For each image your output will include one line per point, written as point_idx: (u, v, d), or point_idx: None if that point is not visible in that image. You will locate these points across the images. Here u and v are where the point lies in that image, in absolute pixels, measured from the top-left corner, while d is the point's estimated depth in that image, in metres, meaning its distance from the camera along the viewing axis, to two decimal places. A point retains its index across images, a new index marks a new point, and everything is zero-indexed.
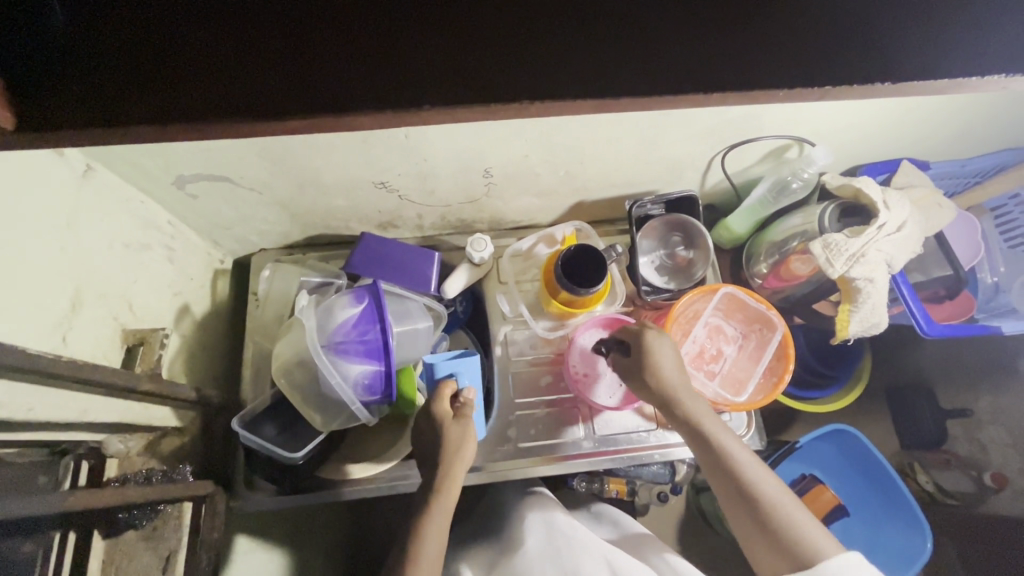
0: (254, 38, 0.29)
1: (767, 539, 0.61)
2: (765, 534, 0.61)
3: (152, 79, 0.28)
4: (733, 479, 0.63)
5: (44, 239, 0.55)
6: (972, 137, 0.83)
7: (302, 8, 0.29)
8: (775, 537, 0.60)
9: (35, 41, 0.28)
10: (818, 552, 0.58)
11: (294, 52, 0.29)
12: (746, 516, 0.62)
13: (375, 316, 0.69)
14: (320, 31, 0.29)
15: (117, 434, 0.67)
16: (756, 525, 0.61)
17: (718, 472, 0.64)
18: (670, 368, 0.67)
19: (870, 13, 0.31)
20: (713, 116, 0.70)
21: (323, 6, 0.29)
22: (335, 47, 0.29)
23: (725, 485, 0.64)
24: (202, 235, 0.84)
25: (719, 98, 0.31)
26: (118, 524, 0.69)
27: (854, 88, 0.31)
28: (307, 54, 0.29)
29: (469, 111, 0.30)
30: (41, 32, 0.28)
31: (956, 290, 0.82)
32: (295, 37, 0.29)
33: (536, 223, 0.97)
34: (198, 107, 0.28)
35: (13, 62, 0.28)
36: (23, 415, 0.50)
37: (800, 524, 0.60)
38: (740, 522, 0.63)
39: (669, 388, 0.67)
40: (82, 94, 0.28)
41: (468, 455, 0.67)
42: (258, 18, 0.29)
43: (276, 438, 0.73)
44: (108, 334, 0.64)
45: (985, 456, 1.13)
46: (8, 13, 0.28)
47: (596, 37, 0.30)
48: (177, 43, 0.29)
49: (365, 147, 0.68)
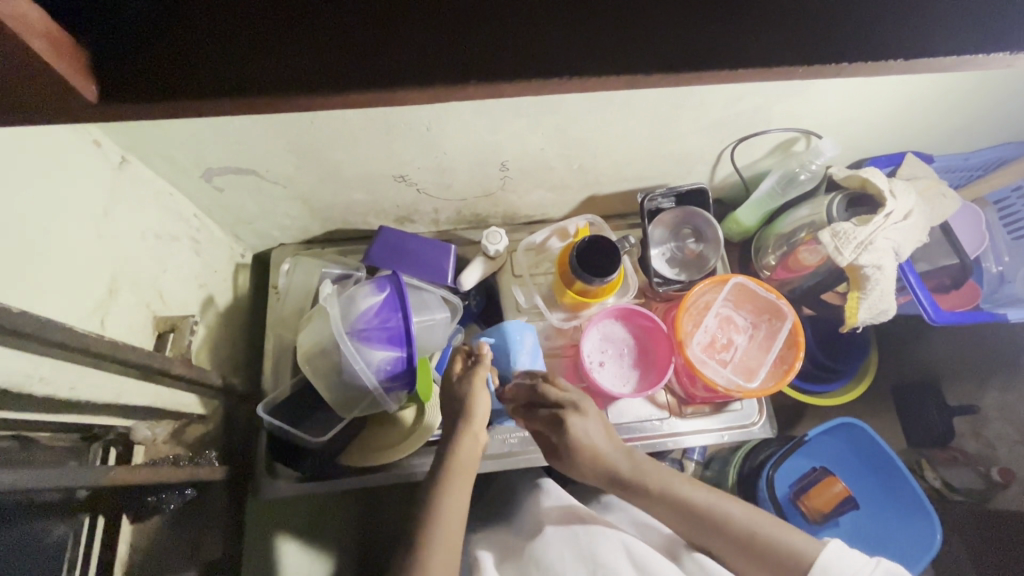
0: (314, 16, 0.31)
1: (753, 560, 0.66)
2: (749, 556, 0.66)
3: (220, 56, 0.30)
4: (703, 522, 0.66)
5: (84, 227, 0.57)
6: (974, 130, 0.85)
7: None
8: (760, 556, 0.65)
9: (114, 17, 0.30)
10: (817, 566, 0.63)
11: (347, 27, 0.31)
12: (725, 547, 0.67)
13: (398, 304, 0.71)
14: (374, 9, 0.31)
15: (145, 421, 0.70)
16: (737, 552, 0.66)
17: (685, 520, 0.67)
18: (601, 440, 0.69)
19: None
20: (723, 109, 0.72)
21: None
22: (384, 21, 0.31)
23: (695, 527, 0.67)
24: (226, 230, 0.86)
25: (743, 75, 0.33)
26: (147, 509, 0.70)
27: (869, 64, 0.33)
28: (363, 31, 0.31)
29: (512, 86, 0.31)
30: (117, 10, 0.30)
31: (962, 278, 0.86)
32: (350, 14, 0.31)
33: (548, 218, 0.99)
34: (266, 82, 0.30)
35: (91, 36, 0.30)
36: (66, 392, 0.52)
37: (777, 538, 0.65)
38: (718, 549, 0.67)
39: (616, 468, 0.68)
40: (159, 70, 0.30)
41: (477, 419, 0.68)
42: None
43: (299, 423, 0.76)
44: (140, 320, 0.66)
45: (993, 452, 1.13)
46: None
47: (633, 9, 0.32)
48: (243, 22, 0.30)
49: (388, 141, 0.70)
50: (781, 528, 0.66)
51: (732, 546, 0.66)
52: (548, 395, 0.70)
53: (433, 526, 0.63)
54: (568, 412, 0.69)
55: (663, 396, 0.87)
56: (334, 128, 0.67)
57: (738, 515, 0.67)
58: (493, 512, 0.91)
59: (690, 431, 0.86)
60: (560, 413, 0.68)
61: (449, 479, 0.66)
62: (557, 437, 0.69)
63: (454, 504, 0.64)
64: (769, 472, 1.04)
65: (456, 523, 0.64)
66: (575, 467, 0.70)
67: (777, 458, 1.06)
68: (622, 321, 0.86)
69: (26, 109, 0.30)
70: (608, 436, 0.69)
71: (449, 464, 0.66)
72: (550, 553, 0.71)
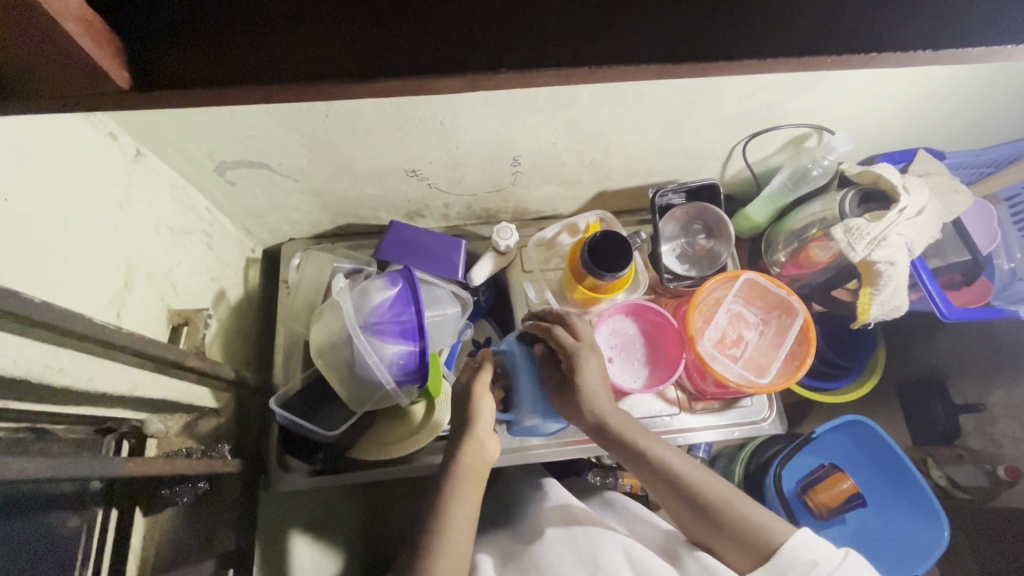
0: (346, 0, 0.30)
1: (727, 536, 0.65)
2: (724, 532, 0.65)
3: (251, 45, 0.30)
4: (681, 494, 0.66)
5: (100, 219, 0.57)
6: (986, 125, 0.85)
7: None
8: (735, 534, 0.64)
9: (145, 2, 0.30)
10: (789, 548, 0.62)
11: (374, 15, 0.30)
12: (695, 520, 0.66)
13: (410, 298, 0.71)
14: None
15: (157, 414, 0.70)
16: (710, 529, 0.65)
17: (665, 488, 0.67)
18: (601, 386, 0.68)
19: None
20: (737, 104, 0.72)
21: None
22: (411, 7, 0.30)
23: (672, 495, 0.67)
24: (237, 224, 0.86)
25: (771, 64, 0.33)
26: (159, 502, 0.71)
27: (895, 54, 0.33)
28: (392, 17, 0.30)
29: (541, 75, 0.31)
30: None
31: (975, 274, 0.84)
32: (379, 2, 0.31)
33: (558, 213, 0.99)
34: (296, 70, 0.30)
35: (121, 22, 0.30)
36: (84, 384, 0.53)
37: (758, 518, 0.64)
38: (691, 522, 0.67)
39: (608, 420, 0.67)
40: (189, 57, 0.30)
41: (482, 422, 0.69)
42: None
43: (310, 417, 0.76)
44: (154, 313, 0.66)
45: (998, 450, 1.12)
46: None
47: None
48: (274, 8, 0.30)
49: (401, 134, 0.70)
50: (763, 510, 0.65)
51: (705, 521, 0.65)
52: (575, 331, 0.71)
53: (443, 530, 0.64)
54: (585, 349, 0.69)
55: (674, 391, 0.87)
56: (349, 121, 0.67)
57: (713, 490, 0.66)
58: (499, 508, 0.91)
59: (701, 428, 0.86)
60: (581, 347, 0.69)
61: (461, 479, 0.67)
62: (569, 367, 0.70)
63: (466, 510, 0.66)
64: (776, 469, 1.04)
65: (465, 529, 0.65)
66: (571, 408, 0.70)
67: (782, 455, 1.05)
68: (632, 317, 0.86)
69: (57, 95, 0.30)
70: (609, 390, 0.69)
71: (460, 468, 0.67)
72: (551, 558, 0.71)
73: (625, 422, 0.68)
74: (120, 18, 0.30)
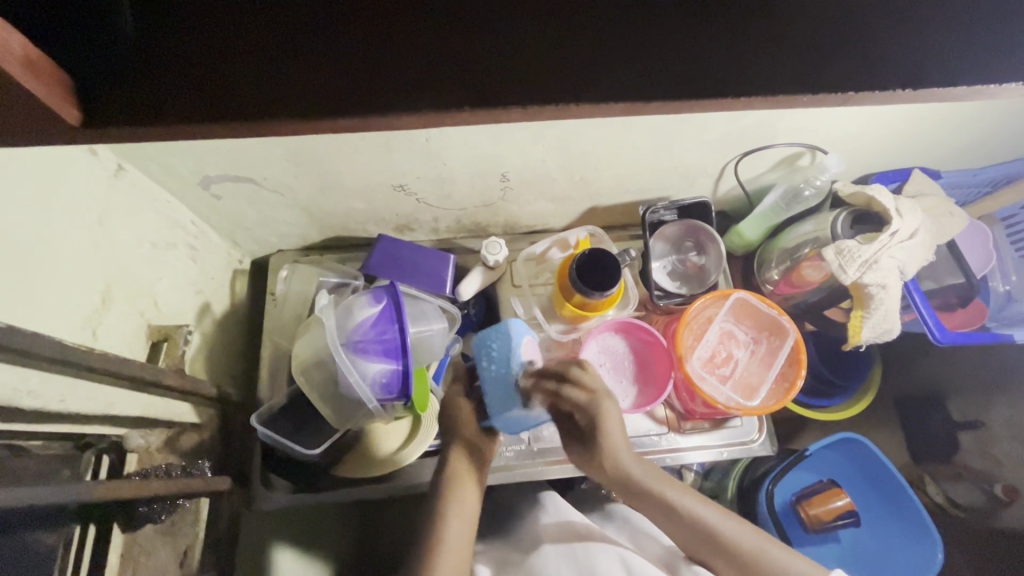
0: (311, 46, 0.32)
1: None
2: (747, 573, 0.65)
3: (197, 87, 0.32)
4: (706, 541, 0.66)
5: (78, 234, 0.57)
6: (983, 147, 0.84)
7: (365, 28, 0.32)
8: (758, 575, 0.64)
9: (107, 46, 0.32)
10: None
11: (342, 65, 0.32)
12: (717, 560, 0.66)
13: (393, 317, 0.70)
14: (373, 45, 0.32)
15: (139, 430, 0.68)
16: (735, 571, 0.65)
17: (690, 537, 0.67)
18: (619, 435, 0.69)
19: (877, 17, 0.34)
20: (727, 123, 0.71)
21: (378, 26, 0.32)
22: (389, 59, 0.32)
23: (697, 541, 0.67)
24: (224, 236, 0.86)
25: (745, 103, 0.33)
26: (139, 518, 0.68)
27: (875, 92, 0.33)
28: (361, 71, 0.32)
29: (507, 112, 0.32)
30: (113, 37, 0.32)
31: (969, 298, 0.86)
32: (350, 51, 0.32)
33: (549, 228, 0.98)
34: (232, 106, 0.31)
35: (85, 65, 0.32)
36: (55, 406, 0.52)
37: (781, 559, 0.65)
38: (708, 559, 0.67)
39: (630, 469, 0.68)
40: (144, 96, 0.32)
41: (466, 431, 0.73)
42: (315, 35, 0.32)
43: (292, 435, 0.74)
44: (133, 329, 0.65)
45: (996, 468, 1.10)
46: (93, 30, 0.32)
47: (640, 37, 0.33)
48: (239, 53, 0.32)
49: (387, 149, 0.70)
50: (785, 551, 0.66)
51: (733, 566, 0.65)
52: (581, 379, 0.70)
53: (442, 530, 0.65)
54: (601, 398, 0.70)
55: (662, 410, 0.86)
56: (333, 139, 0.66)
57: (735, 535, 0.66)
58: (488, 524, 0.90)
59: (690, 446, 0.85)
60: (596, 398, 0.69)
61: (453, 486, 0.69)
62: (587, 421, 0.69)
63: (459, 517, 0.66)
64: (769, 485, 1.01)
65: (463, 532, 0.66)
66: (590, 457, 0.70)
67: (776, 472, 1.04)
68: (622, 335, 0.85)
69: (22, 127, 0.31)
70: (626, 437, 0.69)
71: (450, 473, 0.70)
72: (550, 565, 0.71)
73: (644, 471, 0.69)
74: (84, 63, 0.32)
